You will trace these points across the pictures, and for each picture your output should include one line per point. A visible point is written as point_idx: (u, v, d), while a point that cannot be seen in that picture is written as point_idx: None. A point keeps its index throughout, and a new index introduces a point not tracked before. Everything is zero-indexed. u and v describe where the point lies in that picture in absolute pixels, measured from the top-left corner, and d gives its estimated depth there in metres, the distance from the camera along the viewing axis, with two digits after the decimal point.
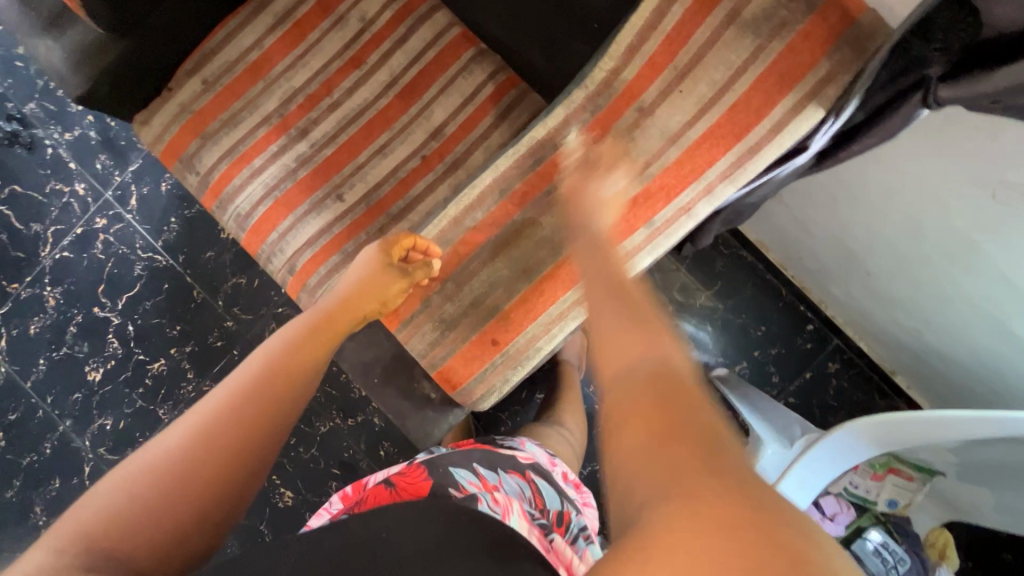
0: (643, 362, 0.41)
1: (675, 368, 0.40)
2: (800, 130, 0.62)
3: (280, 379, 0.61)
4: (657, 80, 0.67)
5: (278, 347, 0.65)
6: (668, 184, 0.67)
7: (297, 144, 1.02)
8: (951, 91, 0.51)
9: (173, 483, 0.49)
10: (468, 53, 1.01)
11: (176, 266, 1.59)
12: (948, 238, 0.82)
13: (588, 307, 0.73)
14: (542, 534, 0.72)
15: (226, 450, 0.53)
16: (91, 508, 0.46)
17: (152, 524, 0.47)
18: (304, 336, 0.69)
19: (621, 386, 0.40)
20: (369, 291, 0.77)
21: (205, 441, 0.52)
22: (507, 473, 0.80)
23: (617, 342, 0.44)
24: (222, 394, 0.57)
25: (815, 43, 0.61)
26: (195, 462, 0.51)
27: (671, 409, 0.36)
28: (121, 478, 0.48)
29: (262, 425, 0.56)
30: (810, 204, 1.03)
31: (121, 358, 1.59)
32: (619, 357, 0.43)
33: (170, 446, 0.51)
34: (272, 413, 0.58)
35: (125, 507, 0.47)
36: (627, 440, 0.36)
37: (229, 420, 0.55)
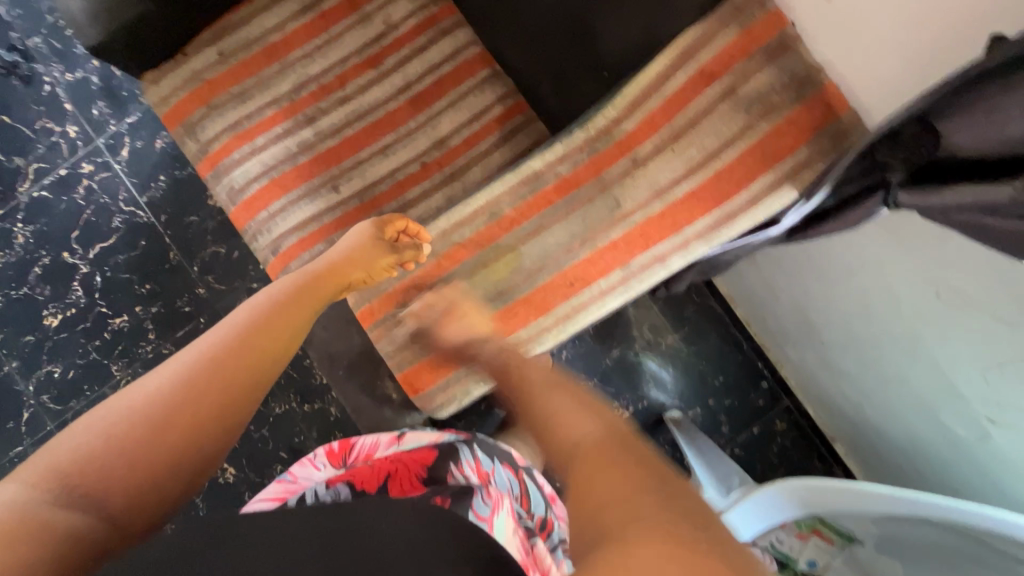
0: (591, 428, 0.49)
1: (615, 428, 0.49)
2: (773, 208, 0.67)
3: (254, 352, 0.60)
4: (652, 135, 0.71)
5: (261, 308, 0.66)
6: (648, 234, 0.72)
7: (302, 130, 1.04)
8: (909, 197, 0.56)
9: (147, 435, 0.51)
10: (482, 73, 1.05)
11: (156, 224, 1.58)
12: (896, 324, 0.88)
13: (555, 335, 0.77)
14: (524, 535, 0.81)
15: (194, 410, 0.54)
16: (71, 450, 0.49)
17: (130, 467, 0.50)
18: (287, 300, 0.69)
19: (584, 446, 0.48)
20: (357, 261, 0.77)
21: (173, 406, 0.53)
22: (501, 466, 0.85)
23: (569, 415, 0.52)
24: (196, 356, 0.57)
25: (799, 129, 0.65)
26: (163, 424, 0.52)
27: (617, 460, 0.45)
28: (93, 429, 0.50)
29: (234, 388, 0.57)
30: (778, 269, 1.10)
31: (82, 308, 1.56)
32: (574, 426, 0.50)
33: (152, 392, 0.53)
34: (238, 383, 0.57)
35: (99, 455, 0.49)
36: (597, 491, 0.44)
37: (208, 370, 0.56)
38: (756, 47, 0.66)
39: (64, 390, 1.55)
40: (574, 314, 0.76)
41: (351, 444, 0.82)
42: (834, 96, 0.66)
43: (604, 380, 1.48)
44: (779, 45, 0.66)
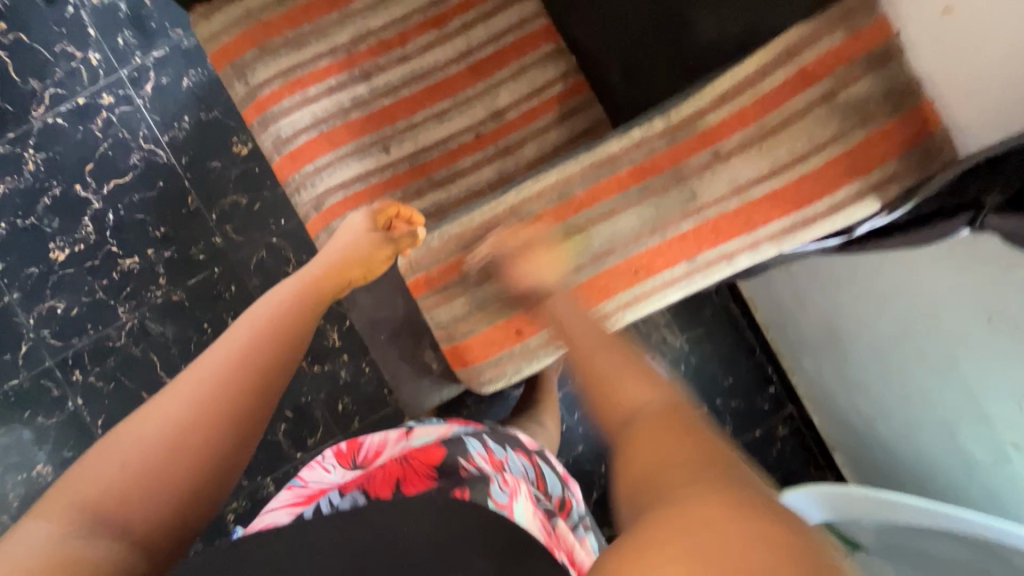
0: (650, 397, 0.48)
1: (673, 402, 0.47)
2: (854, 215, 0.66)
3: (247, 383, 0.60)
4: (740, 131, 0.69)
5: (264, 317, 0.67)
6: (719, 231, 0.72)
7: (356, 85, 1.00)
8: (1001, 221, 0.57)
9: (162, 467, 0.55)
10: (547, 49, 1.02)
11: (176, 166, 1.52)
12: (936, 345, 0.89)
13: (614, 321, 0.76)
14: (546, 518, 0.83)
15: (203, 434, 0.57)
16: (90, 486, 0.52)
17: (152, 497, 0.54)
18: (299, 296, 0.73)
19: (642, 413, 0.46)
20: (356, 252, 0.83)
21: (186, 429, 0.56)
22: (514, 454, 0.88)
23: (628, 378, 0.51)
24: (193, 391, 0.57)
25: (892, 140, 0.64)
26: (164, 467, 0.55)
27: (681, 431, 0.43)
28: (115, 462, 0.53)
29: (239, 406, 0.59)
30: (814, 280, 1.10)
31: (92, 244, 1.51)
32: (634, 389, 0.49)
33: (167, 420, 0.56)
34: (240, 403, 0.59)
35: (119, 486, 0.53)
36: (649, 458, 0.42)
37: (217, 391, 0.58)
38: (862, 53, 0.64)
39: (67, 326, 1.51)
40: (635, 302, 0.76)
41: (358, 443, 0.87)
42: (929, 112, 0.65)
43: None
44: (886, 52, 0.64)
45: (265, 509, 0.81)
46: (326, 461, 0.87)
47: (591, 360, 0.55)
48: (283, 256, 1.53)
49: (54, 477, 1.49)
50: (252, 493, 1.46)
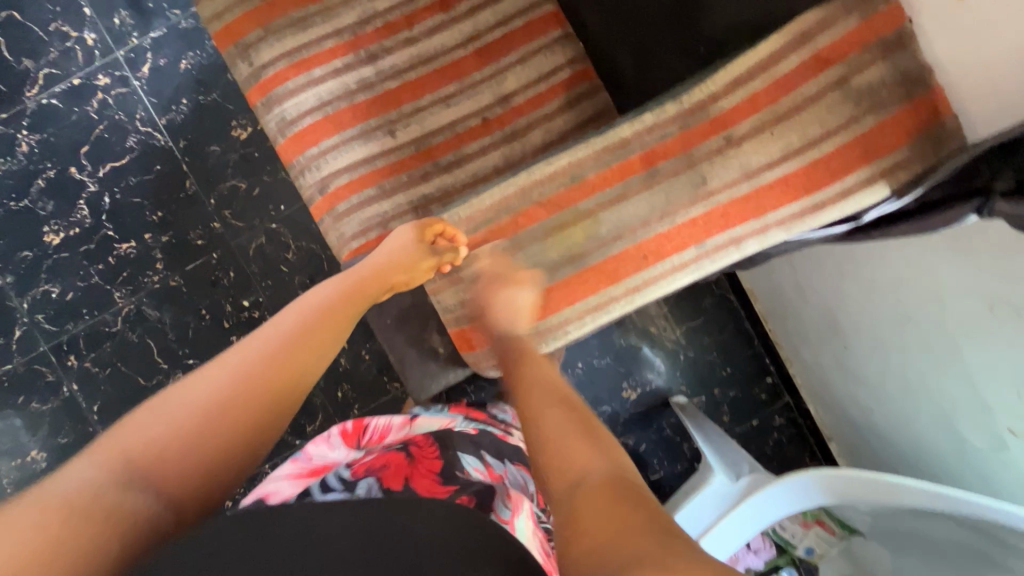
0: (593, 465, 0.45)
1: (616, 473, 0.45)
2: (864, 201, 0.67)
3: (286, 357, 0.64)
4: (752, 116, 0.69)
5: (311, 313, 0.71)
6: (729, 216, 0.72)
7: (362, 68, 0.99)
8: (1010, 206, 0.57)
9: (209, 421, 0.56)
10: (554, 34, 1.02)
11: (174, 150, 1.50)
12: (936, 332, 0.90)
13: (623, 305, 0.77)
14: (543, 537, 0.85)
15: (253, 393, 0.59)
16: (134, 441, 0.53)
17: (190, 451, 0.55)
18: (339, 301, 0.74)
19: (587, 481, 0.44)
20: (399, 262, 0.80)
21: (237, 387, 0.59)
22: (514, 467, 0.91)
23: (573, 443, 0.49)
24: (246, 355, 0.62)
25: (904, 127, 0.65)
26: (216, 418, 0.57)
27: (628, 502, 0.41)
28: (163, 416, 0.55)
29: (286, 375, 0.62)
30: (816, 269, 1.11)
31: (87, 228, 1.49)
32: (576, 456, 0.47)
33: (219, 379, 0.59)
34: (286, 371, 0.63)
35: (166, 438, 0.54)
36: (598, 530, 0.39)
37: (264, 360, 0.62)
38: (875, 39, 0.64)
39: (61, 311, 1.49)
40: (644, 286, 0.77)
41: (364, 425, 0.95)
42: (941, 99, 0.65)
43: (616, 359, 1.51)
44: (898, 39, 0.65)
45: (268, 477, 0.85)
46: (332, 439, 0.93)
47: (540, 425, 0.53)
48: (282, 242, 1.52)
49: (49, 463, 1.48)
50: (251, 479, 1.45)
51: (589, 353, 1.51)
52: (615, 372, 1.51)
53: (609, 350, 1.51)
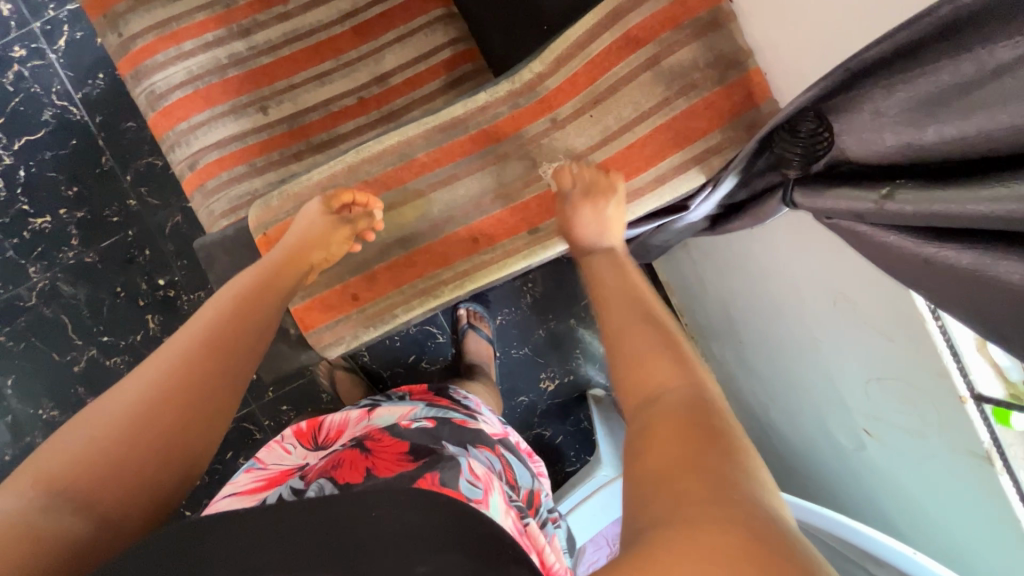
0: (677, 388, 0.42)
1: (703, 398, 0.41)
2: (679, 188, 0.65)
3: (224, 340, 0.55)
4: (574, 98, 0.68)
5: (230, 298, 0.59)
6: (557, 200, 0.71)
7: (235, 41, 0.97)
8: (803, 196, 0.55)
9: (149, 418, 0.47)
10: (436, 13, 1.00)
11: (90, 125, 1.49)
12: (802, 328, 0.88)
13: (452, 290, 0.75)
14: (518, 516, 0.70)
15: (188, 383, 0.50)
16: (54, 461, 0.43)
17: (130, 455, 0.45)
18: (255, 288, 0.62)
19: (668, 400, 0.42)
20: (314, 241, 0.68)
21: (176, 379, 0.50)
22: (478, 448, 0.75)
23: (655, 364, 0.46)
24: (180, 346, 0.52)
25: (716, 111, 0.62)
26: (159, 410, 0.47)
27: (701, 435, 0.37)
28: (91, 426, 0.45)
29: (221, 357, 0.53)
30: (708, 261, 1.10)
31: (2, 201, 1.48)
32: (660, 376, 0.44)
33: (155, 375, 0.49)
34: (223, 360, 0.53)
35: (97, 447, 0.44)
36: (659, 454, 0.37)
37: (200, 347, 0.53)
38: (687, 19, 0.62)
39: None
40: (472, 270, 0.74)
41: (319, 422, 0.83)
42: (758, 83, 0.62)
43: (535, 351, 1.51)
44: (713, 19, 0.62)
45: (214, 496, 0.67)
46: (286, 442, 0.80)
47: (626, 347, 0.50)
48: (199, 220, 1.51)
49: None
50: None
51: (507, 343, 1.50)
52: (534, 363, 1.50)
53: (528, 341, 1.50)
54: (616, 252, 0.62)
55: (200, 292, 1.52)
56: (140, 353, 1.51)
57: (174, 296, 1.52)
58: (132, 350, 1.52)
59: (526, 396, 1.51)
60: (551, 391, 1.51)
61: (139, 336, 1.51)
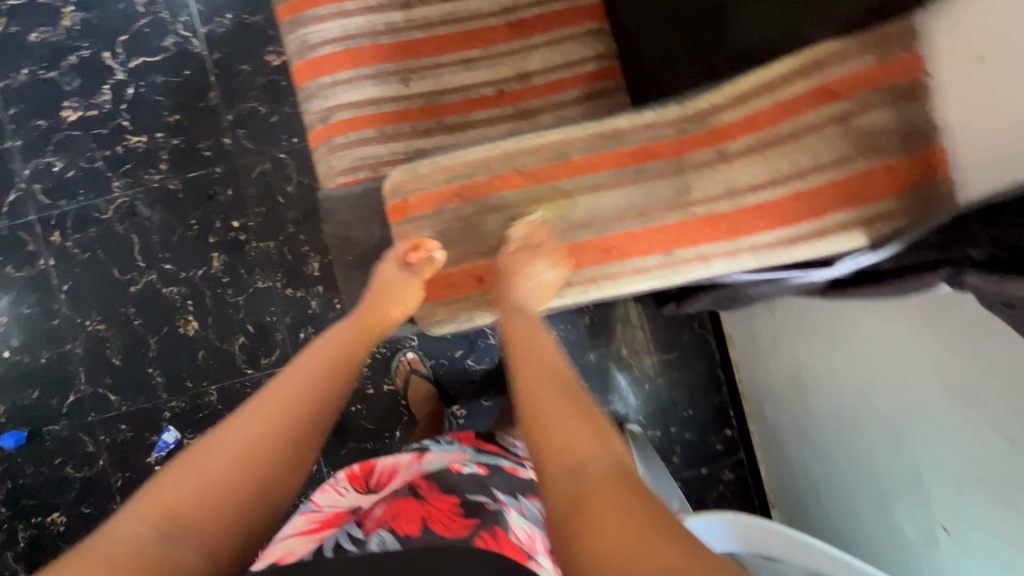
0: (600, 456, 0.50)
1: (619, 466, 0.50)
2: (837, 246, 0.65)
3: (313, 392, 0.64)
4: (748, 135, 0.69)
5: (320, 352, 0.70)
6: (703, 231, 0.71)
7: (393, 12, 0.99)
8: (979, 280, 0.52)
9: (247, 461, 0.56)
10: (589, 26, 1.01)
11: (206, 60, 1.52)
12: (892, 410, 0.87)
13: (576, 294, 0.76)
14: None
15: (281, 427, 0.59)
16: (170, 496, 0.52)
17: (227, 493, 0.54)
18: (339, 344, 0.72)
19: (588, 472, 0.49)
20: (390, 296, 0.78)
21: (273, 425, 0.59)
22: (528, 499, 0.77)
23: (579, 432, 0.53)
24: (278, 396, 0.62)
25: (896, 177, 0.62)
26: (253, 454, 0.57)
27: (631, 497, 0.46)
28: (198, 468, 0.54)
29: (309, 404, 0.63)
30: (793, 321, 1.09)
31: (104, 113, 1.51)
32: (584, 446, 0.51)
33: (255, 422, 0.59)
34: (308, 408, 0.62)
35: (200, 487, 0.53)
36: (597, 514, 0.45)
37: (295, 396, 0.63)
38: (884, 84, 0.62)
39: (58, 185, 1.52)
40: (599, 280, 0.75)
41: (369, 465, 0.83)
42: (939, 162, 0.62)
43: (580, 373, 1.51)
44: (909, 89, 0.62)
45: (273, 536, 0.69)
46: (337, 484, 0.82)
47: (543, 406, 0.57)
48: (286, 173, 1.52)
49: (11, 327, 1.52)
50: (194, 397, 1.53)
51: None
52: None
53: (575, 362, 1.51)
54: (540, 345, 0.66)
55: (269, 243, 1.52)
56: (197, 289, 1.52)
57: (243, 240, 1.52)
58: (190, 284, 1.53)
59: None
60: None
61: (200, 272, 1.52)
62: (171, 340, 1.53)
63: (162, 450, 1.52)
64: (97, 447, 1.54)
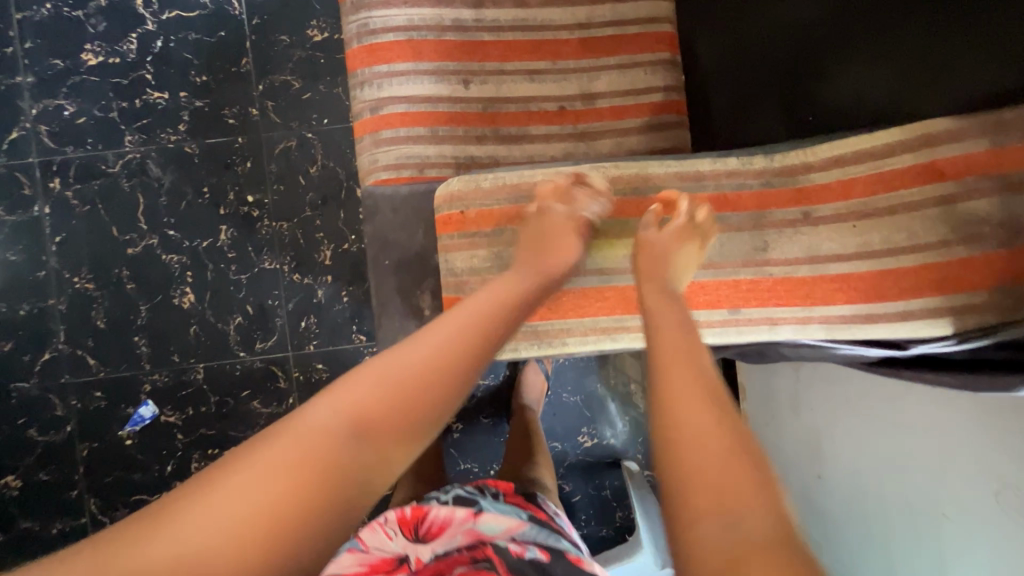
0: (760, 523, 0.42)
1: (785, 540, 0.41)
2: (919, 331, 0.62)
3: (449, 359, 0.56)
4: (838, 201, 0.69)
5: (463, 307, 0.61)
6: (775, 293, 0.71)
7: (463, 9, 0.94)
8: None
9: (354, 437, 0.50)
10: (662, 56, 0.97)
11: (244, 24, 1.44)
12: (922, 498, 0.82)
13: (632, 339, 0.74)
14: None
15: (400, 402, 0.52)
16: (266, 467, 0.48)
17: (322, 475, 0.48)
18: (484, 300, 0.63)
19: (744, 537, 0.41)
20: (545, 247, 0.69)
21: (392, 398, 0.52)
22: None
23: (734, 486, 0.45)
24: (406, 361, 0.55)
25: (996, 270, 0.58)
26: (362, 432, 0.51)
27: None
28: (303, 440, 0.49)
29: (438, 374, 0.54)
30: (823, 388, 1.06)
31: (128, 63, 1.43)
32: (744, 502, 0.43)
33: (371, 393, 0.52)
34: (439, 379, 0.54)
35: (297, 464, 0.48)
36: None
37: (428, 360, 0.55)
38: (997, 171, 0.59)
39: (65, 131, 1.43)
40: None
41: (422, 511, 0.85)
42: None
43: (585, 403, 1.46)
44: None
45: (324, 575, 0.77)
46: (388, 524, 0.85)
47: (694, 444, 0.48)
48: (311, 154, 1.45)
49: None
50: (179, 373, 1.45)
51: (561, 386, 1.46)
52: (579, 414, 1.46)
53: (581, 390, 1.46)
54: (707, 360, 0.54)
55: (282, 224, 1.45)
56: (199, 261, 1.44)
57: (255, 216, 1.45)
58: (192, 254, 1.45)
59: (560, 443, 1.46)
60: (586, 447, 1.46)
61: (205, 243, 1.44)
62: (164, 309, 1.45)
63: (137, 424, 1.44)
64: (66, 412, 1.44)
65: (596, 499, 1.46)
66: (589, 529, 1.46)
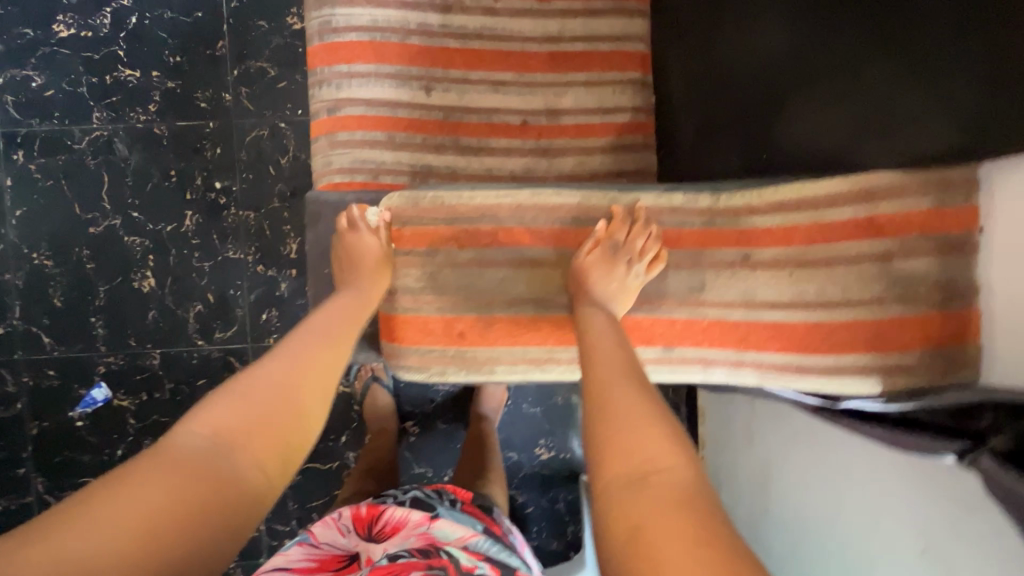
0: (668, 464, 0.50)
1: (686, 479, 0.49)
2: (845, 386, 0.64)
3: (319, 360, 0.64)
4: (778, 247, 0.69)
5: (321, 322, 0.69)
6: (709, 335, 0.74)
7: (430, 13, 0.92)
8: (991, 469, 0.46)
9: (260, 429, 0.54)
10: (632, 75, 0.94)
11: (222, 6, 1.41)
12: (855, 553, 0.80)
13: (562, 372, 0.79)
14: None
15: (294, 394, 0.58)
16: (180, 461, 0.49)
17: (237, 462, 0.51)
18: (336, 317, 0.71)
19: (653, 474, 0.49)
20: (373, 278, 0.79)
21: (285, 393, 0.58)
22: None
23: (644, 436, 0.53)
24: (284, 365, 0.61)
25: (924, 332, 0.60)
26: (270, 422, 0.55)
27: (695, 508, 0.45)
28: (209, 434, 0.52)
29: (316, 372, 0.62)
30: (775, 424, 1.05)
31: (100, 37, 1.39)
32: (653, 450, 0.51)
33: (266, 390, 0.57)
34: (315, 376, 0.62)
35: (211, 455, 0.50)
36: (657, 514, 0.45)
37: (305, 363, 0.62)
38: (937, 233, 0.59)
39: (32, 102, 1.39)
40: None
41: (378, 511, 0.82)
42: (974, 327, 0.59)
43: (545, 415, 1.44)
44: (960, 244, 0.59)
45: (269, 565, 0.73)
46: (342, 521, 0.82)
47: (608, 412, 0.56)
48: (283, 144, 1.42)
49: None
50: (134, 356, 1.43)
51: (521, 397, 1.44)
52: (537, 425, 1.44)
53: (541, 402, 1.44)
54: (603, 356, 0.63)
55: (248, 214, 1.42)
56: (161, 245, 1.42)
57: (222, 204, 1.42)
58: (155, 238, 1.42)
59: (516, 453, 1.44)
60: (542, 459, 1.44)
61: (168, 228, 1.41)
62: (123, 291, 1.42)
63: (88, 406, 1.42)
64: (17, 389, 1.42)
65: (548, 512, 1.45)
66: (540, 541, 1.45)
